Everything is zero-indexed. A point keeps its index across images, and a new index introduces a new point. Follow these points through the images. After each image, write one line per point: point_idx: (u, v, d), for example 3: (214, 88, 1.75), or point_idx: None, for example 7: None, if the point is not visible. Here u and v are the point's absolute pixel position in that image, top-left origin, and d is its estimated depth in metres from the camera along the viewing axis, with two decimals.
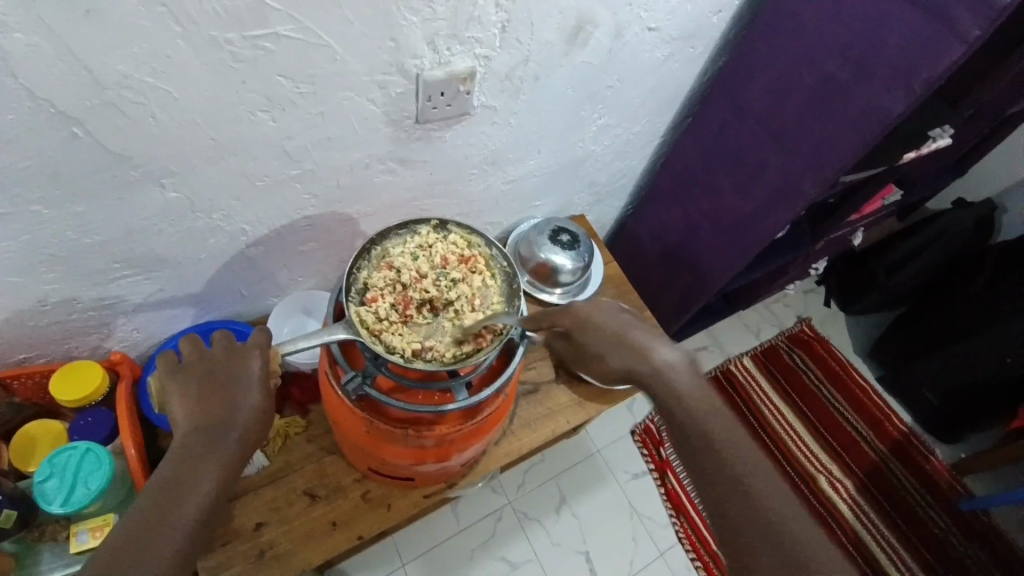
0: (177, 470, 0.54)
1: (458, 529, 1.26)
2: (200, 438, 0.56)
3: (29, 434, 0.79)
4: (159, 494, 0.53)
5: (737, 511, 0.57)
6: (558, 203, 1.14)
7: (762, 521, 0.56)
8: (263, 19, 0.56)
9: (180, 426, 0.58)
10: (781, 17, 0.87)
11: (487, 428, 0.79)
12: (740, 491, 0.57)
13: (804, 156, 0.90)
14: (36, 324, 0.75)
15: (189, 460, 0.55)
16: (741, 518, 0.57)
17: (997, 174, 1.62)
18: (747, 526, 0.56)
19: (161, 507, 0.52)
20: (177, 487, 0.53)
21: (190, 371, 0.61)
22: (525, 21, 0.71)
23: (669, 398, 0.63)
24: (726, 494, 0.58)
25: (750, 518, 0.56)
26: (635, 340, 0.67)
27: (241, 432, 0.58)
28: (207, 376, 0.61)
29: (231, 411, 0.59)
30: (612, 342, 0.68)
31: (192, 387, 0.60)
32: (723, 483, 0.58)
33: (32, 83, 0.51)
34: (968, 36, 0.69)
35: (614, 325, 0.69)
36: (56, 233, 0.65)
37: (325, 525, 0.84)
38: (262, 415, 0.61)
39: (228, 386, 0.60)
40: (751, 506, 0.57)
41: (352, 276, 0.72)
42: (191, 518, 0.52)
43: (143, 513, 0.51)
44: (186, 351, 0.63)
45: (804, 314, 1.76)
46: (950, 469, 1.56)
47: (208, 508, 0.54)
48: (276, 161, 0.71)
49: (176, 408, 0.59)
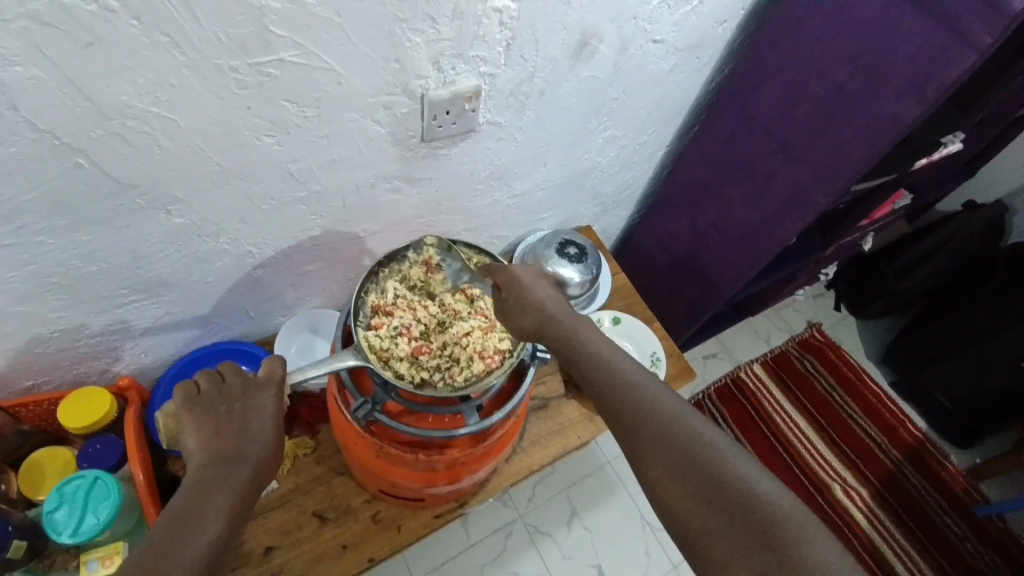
0: (192, 503, 0.53)
1: (469, 544, 1.25)
2: (215, 472, 0.56)
3: (37, 460, 0.79)
4: (170, 527, 0.51)
5: (695, 499, 0.51)
6: (564, 215, 1.13)
7: (668, 435, 0.54)
8: (268, 46, 0.55)
9: (195, 457, 0.57)
10: (788, 25, 0.86)
11: (498, 449, 0.78)
12: (705, 476, 0.51)
13: (813, 165, 0.89)
14: (43, 351, 0.74)
15: (204, 494, 0.54)
16: (693, 505, 0.51)
17: (1008, 176, 1.60)
18: (702, 504, 0.50)
19: (173, 541, 0.50)
20: (191, 521, 0.52)
21: (208, 403, 0.60)
22: (529, 37, 0.71)
23: (583, 353, 0.64)
24: (614, 400, 0.59)
25: (708, 502, 0.50)
26: (552, 307, 0.69)
27: (255, 467, 0.58)
28: (225, 410, 0.60)
29: (249, 447, 0.59)
30: (531, 308, 0.69)
31: (208, 419, 0.59)
32: (685, 473, 0.52)
33: (34, 115, 0.51)
34: (980, 43, 0.67)
35: (528, 287, 0.70)
36: (62, 262, 0.64)
37: (335, 548, 0.83)
38: (273, 449, 0.61)
39: (247, 420, 0.60)
40: (690, 472, 0.52)
41: (361, 298, 0.73)
42: (200, 555, 0.50)
43: (151, 549, 0.49)
44: (204, 382, 0.61)
45: (814, 320, 1.74)
46: (966, 475, 1.53)
47: (220, 543, 0.52)
48: (281, 183, 0.70)
49: (192, 440, 0.58)
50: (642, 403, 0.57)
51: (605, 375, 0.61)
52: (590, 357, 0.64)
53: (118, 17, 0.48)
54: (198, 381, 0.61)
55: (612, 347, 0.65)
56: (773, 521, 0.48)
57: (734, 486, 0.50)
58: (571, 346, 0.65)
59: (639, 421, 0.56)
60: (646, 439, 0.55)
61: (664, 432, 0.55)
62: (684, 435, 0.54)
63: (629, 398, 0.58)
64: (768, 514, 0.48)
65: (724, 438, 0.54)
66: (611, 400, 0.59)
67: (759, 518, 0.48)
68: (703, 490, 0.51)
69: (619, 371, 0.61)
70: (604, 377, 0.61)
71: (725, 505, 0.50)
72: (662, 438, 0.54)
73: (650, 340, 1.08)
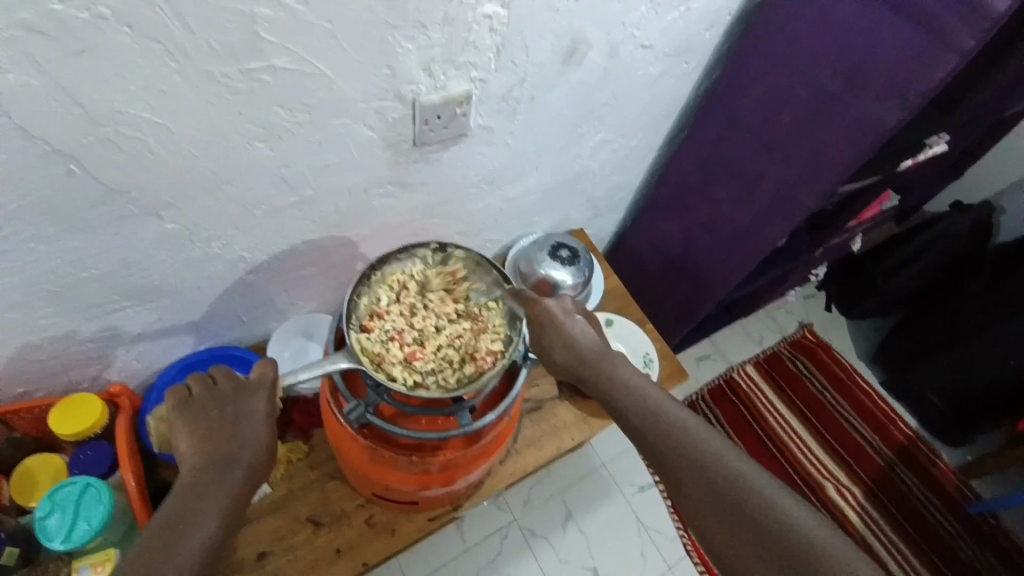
0: (184, 507, 0.53)
1: (464, 549, 1.24)
2: (207, 475, 0.56)
3: (28, 469, 0.79)
4: (162, 531, 0.51)
5: (751, 551, 0.52)
6: (556, 218, 1.14)
7: (709, 474, 0.57)
8: (259, 52, 0.56)
9: (187, 461, 0.57)
10: (772, 29, 0.87)
11: (492, 451, 0.78)
12: (749, 519, 0.54)
13: (799, 167, 0.91)
14: (34, 358, 0.74)
15: (196, 497, 0.54)
16: (740, 545, 0.53)
17: (994, 177, 1.62)
18: (754, 550, 0.52)
19: (164, 545, 0.50)
20: (182, 525, 0.52)
21: (200, 408, 0.60)
22: (519, 43, 0.72)
23: (620, 390, 0.68)
24: (653, 437, 0.62)
25: (741, 532, 0.53)
26: (582, 340, 0.73)
27: (247, 468, 0.58)
28: (216, 414, 0.60)
29: (241, 449, 0.59)
30: (563, 341, 0.72)
31: (200, 423, 0.59)
32: (729, 514, 0.54)
33: (27, 122, 0.51)
34: (964, 47, 0.69)
35: (565, 324, 0.73)
36: (53, 269, 0.64)
37: (330, 553, 0.83)
38: (266, 451, 0.61)
39: (238, 424, 0.60)
40: (735, 512, 0.54)
41: (354, 301, 0.73)
42: (193, 557, 0.50)
43: (142, 554, 0.49)
44: (195, 386, 0.61)
45: (806, 320, 1.76)
46: (957, 473, 1.54)
47: (212, 545, 0.52)
48: (274, 188, 0.70)
49: (184, 443, 0.58)
50: (676, 436, 0.61)
51: (642, 416, 0.64)
52: (627, 394, 0.67)
53: (109, 24, 0.48)
54: (190, 386, 0.61)
55: (649, 383, 0.68)
56: (804, 548, 0.51)
57: (788, 534, 0.52)
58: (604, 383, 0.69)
59: (674, 454, 0.60)
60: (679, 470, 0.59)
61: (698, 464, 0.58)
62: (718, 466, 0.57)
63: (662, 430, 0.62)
64: (800, 541, 0.51)
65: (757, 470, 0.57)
66: (651, 439, 0.62)
67: (813, 561, 0.50)
68: (757, 539, 0.52)
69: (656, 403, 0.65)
70: (641, 416, 0.64)
71: (779, 558, 0.51)
72: (715, 491, 0.56)
73: (643, 342, 1.09)
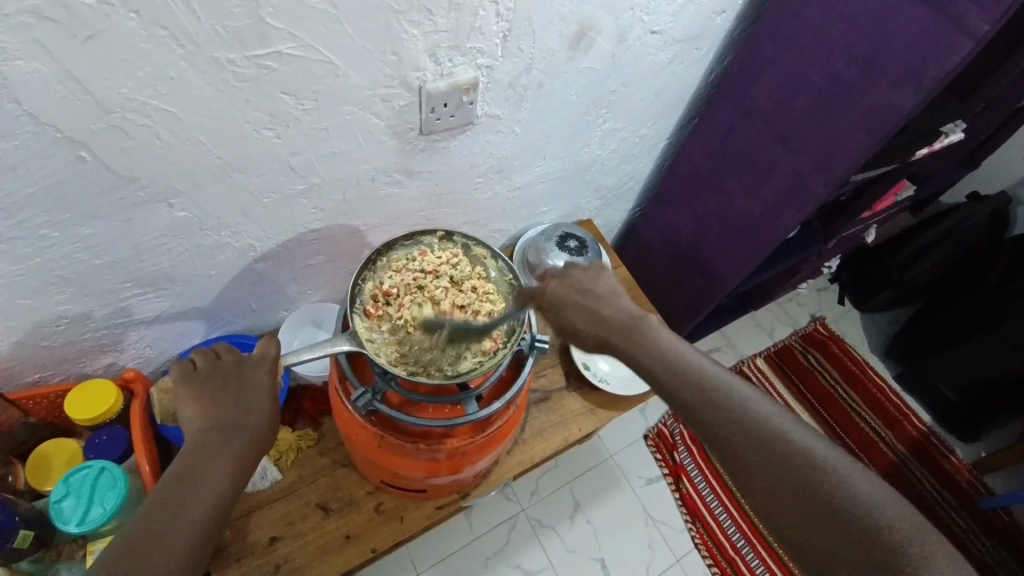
0: (190, 469, 0.54)
1: (473, 537, 1.25)
2: (212, 440, 0.56)
3: (44, 452, 0.81)
4: (169, 491, 0.52)
5: (789, 502, 0.53)
6: (565, 208, 1.14)
7: (733, 416, 0.57)
8: (264, 38, 0.56)
9: (192, 427, 0.58)
10: (787, 14, 0.86)
11: (500, 439, 0.79)
12: (794, 472, 0.54)
13: (811, 154, 0.89)
14: (49, 344, 0.76)
15: (202, 459, 0.55)
16: (783, 501, 0.53)
17: (1013, 167, 1.59)
18: (794, 508, 0.53)
19: (174, 502, 0.51)
20: (191, 482, 0.53)
21: (204, 378, 0.61)
22: (526, 28, 0.71)
23: (652, 354, 0.64)
24: (683, 388, 0.61)
25: (820, 518, 0.51)
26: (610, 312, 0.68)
27: (252, 436, 0.59)
28: (220, 384, 0.61)
29: (246, 416, 0.59)
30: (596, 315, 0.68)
31: (204, 391, 0.60)
32: (772, 470, 0.54)
33: (37, 109, 0.52)
34: (978, 31, 0.67)
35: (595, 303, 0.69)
36: (66, 255, 0.65)
37: (338, 538, 0.83)
38: (271, 419, 0.61)
39: (242, 392, 0.61)
40: (782, 466, 0.54)
41: (359, 285, 0.74)
42: (204, 512, 0.52)
43: (150, 516, 0.50)
44: (200, 359, 0.62)
45: (818, 313, 1.74)
46: (971, 468, 1.52)
47: (219, 503, 0.54)
48: (281, 176, 0.71)
49: (188, 411, 0.59)
50: (825, 508, 0.51)
51: (669, 371, 0.62)
52: (653, 355, 0.64)
53: (118, 11, 0.48)
54: (194, 359, 0.62)
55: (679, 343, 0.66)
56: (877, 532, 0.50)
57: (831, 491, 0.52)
58: (638, 348, 0.65)
59: (726, 430, 0.57)
60: (814, 551, 0.51)
61: (871, 559, 0.49)
62: (860, 513, 0.51)
63: (807, 508, 0.52)
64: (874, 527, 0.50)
65: (873, 488, 0.52)
66: (683, 397, 0.60)
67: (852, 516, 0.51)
68: (803, 493, 0.53)
69: (832, 473, 0.53)
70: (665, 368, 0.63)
71: (821, 511, 0.52)
72: (759, 445, 0.56)
73: None
